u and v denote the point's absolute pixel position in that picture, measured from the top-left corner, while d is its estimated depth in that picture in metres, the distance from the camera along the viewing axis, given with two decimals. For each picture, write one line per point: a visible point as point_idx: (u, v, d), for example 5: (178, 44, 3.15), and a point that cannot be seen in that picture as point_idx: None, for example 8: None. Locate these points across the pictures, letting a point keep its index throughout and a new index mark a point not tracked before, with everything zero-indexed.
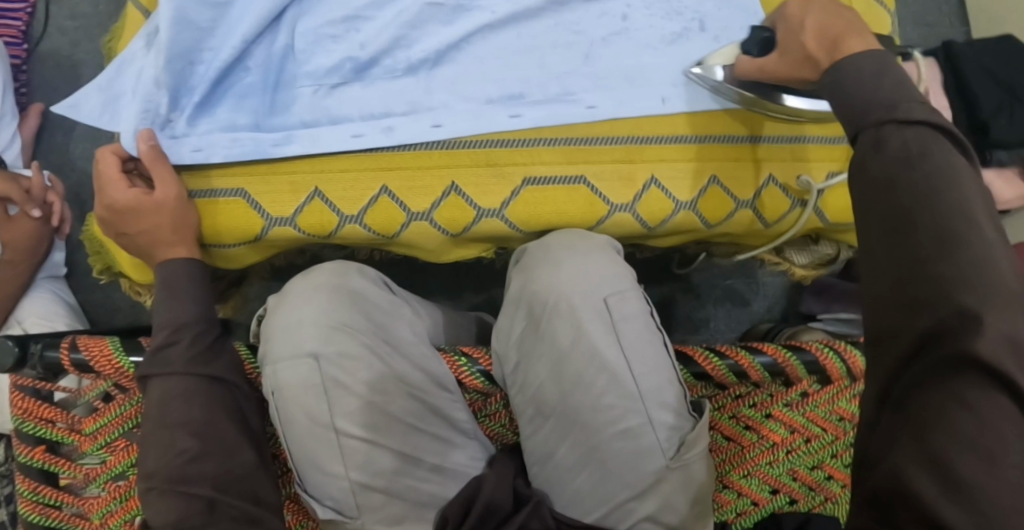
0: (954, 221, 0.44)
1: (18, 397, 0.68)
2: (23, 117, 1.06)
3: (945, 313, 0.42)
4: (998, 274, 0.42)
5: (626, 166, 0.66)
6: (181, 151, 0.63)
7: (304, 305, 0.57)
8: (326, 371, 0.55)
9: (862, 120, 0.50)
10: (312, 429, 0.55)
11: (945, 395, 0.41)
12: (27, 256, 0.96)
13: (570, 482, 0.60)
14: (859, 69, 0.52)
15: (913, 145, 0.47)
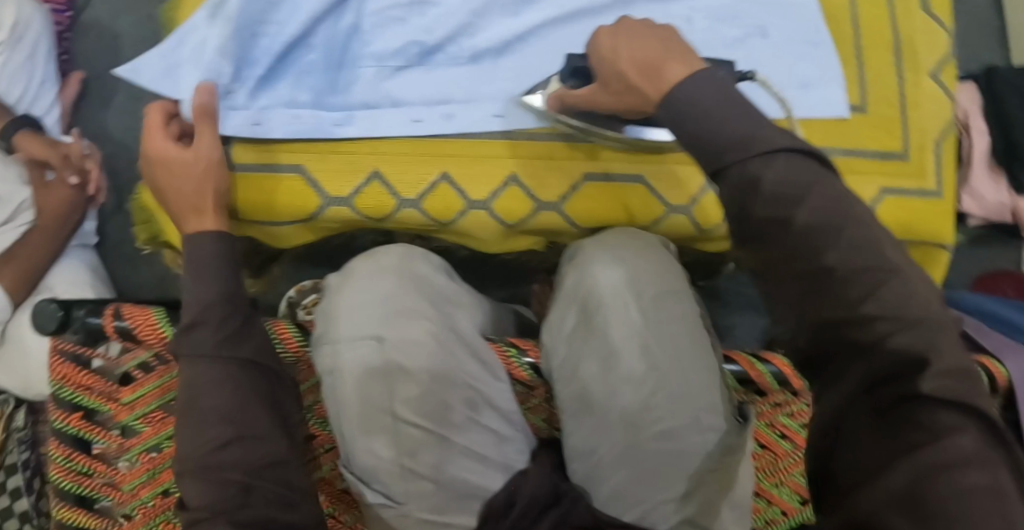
0: (865, 270, 0.44)
1: (57, 361, 0.67)
2: (63, 84, 1.05)
3: (887, 358, 0.42)
4: (910, 308, 0.43)
5: (684, 169, 0.66)
6: (239, 123, 0.63)
7: (369, 288, 0.58)
8: (386, 354, 0.56)
9: (720, 160, 0.47)
10: (366, 413, 0.55)
11: (907, 428, 0.41)
12: (61, 224, 0.96)
13: (611, 482, 0.59)
14: (700, 92, 0.48)
15: (795, 179, 0.45)
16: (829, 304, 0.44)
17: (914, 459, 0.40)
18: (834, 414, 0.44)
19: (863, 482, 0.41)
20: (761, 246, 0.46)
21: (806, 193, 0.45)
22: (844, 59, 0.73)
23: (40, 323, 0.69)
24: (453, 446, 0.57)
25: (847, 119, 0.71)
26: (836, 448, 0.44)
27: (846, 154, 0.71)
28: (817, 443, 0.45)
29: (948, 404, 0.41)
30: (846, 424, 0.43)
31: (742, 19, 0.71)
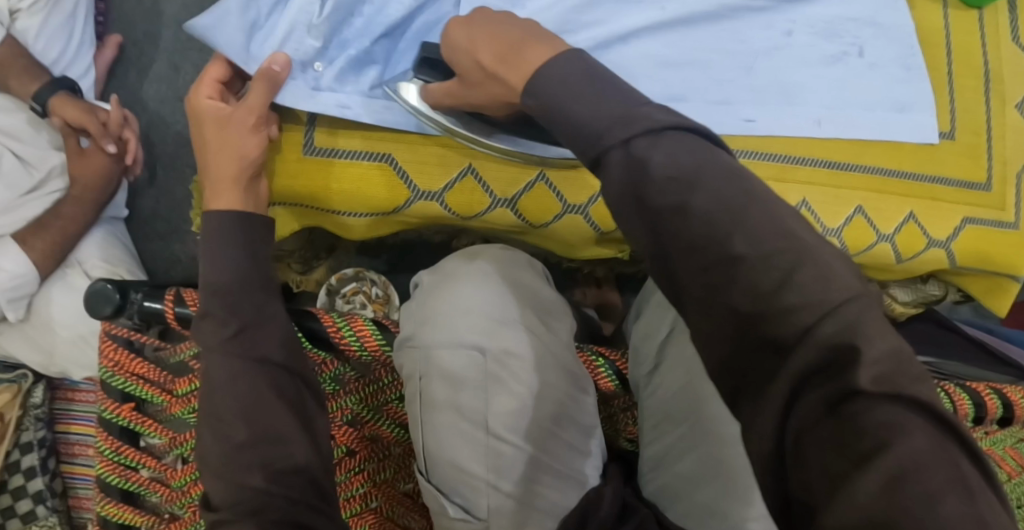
0: (769, 239, 0.43)
1: (110, 347, 0.65)
2: (98, 48, 1.01)
3: (820, 342, 0.40)
4: (829, 295, 0.41)
5: (777, 185, 0.67)
6: (327, 105, 0.62)
7: (466, 293, 0.59)
8: (484, 363, 0.56)
9: (601, 142, 0.47)
10: (458, 421, 0.55)
11: (846, 432, 0.38)
12: (97, 195, 0.91)
13: (691, 497, 0.59)
14: (560, 78, 0.49)
15: (684, 159, 0.45)
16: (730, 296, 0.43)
17: (882, 465, 0.37)
18: (776, 436, 0.40)
19: (835, 501, 0.37)
20: (675, 228, 0.45)
21: (692, 180, 0.45)
22: (935, 85, 0.71)
23: (93, 307, 0.65)
24: (540, 465, 0.56)
25: (936, 146, 0.69)
26: (798, 472, 0.39)
27: (934, 182, 0.70)
28: (778, 469, 0.41)
29: (892, 399, 0.38)
30: (797, 439, 0.39)
31: (840, 35, 0.70)
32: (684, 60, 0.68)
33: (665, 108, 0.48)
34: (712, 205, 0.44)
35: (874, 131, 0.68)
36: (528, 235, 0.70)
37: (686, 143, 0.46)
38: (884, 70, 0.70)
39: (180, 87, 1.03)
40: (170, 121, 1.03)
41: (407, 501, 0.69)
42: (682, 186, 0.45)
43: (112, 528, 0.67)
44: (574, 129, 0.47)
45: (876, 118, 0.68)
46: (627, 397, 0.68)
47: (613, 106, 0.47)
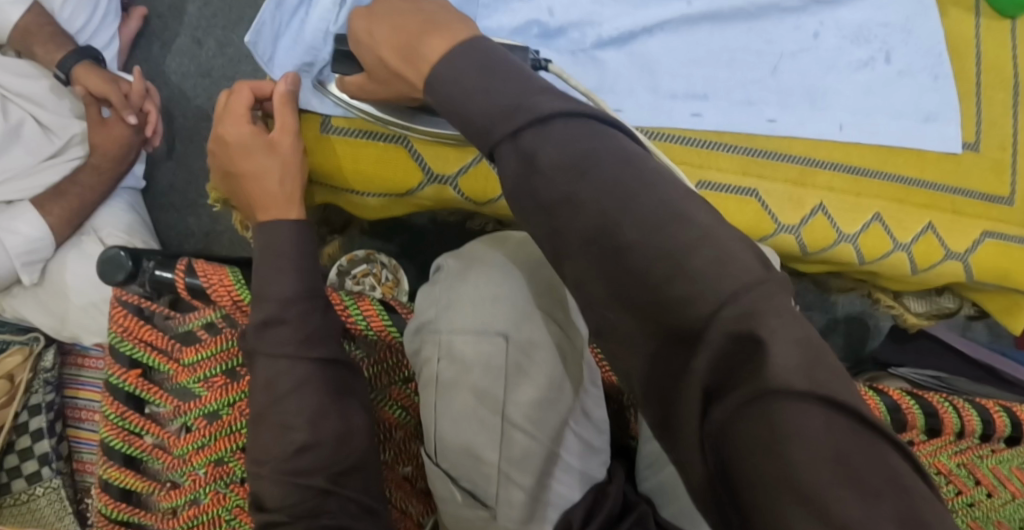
0: (656, 223, 0.44)
1: (121, 313, 0.66)
2: (124, 20, 1.02)
3: (720, 332, 0.40)
4: (714, 285, 0.41)
5: (797, 188, 0.66)
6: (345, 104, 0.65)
7: (493, 279, 0.58)
8: (510, 353, 0.56)
9: (491, 135, 0.48)
10: (478, 408, 0.55)
11: (767, 434, 0.38)
12: (116, 165, 0.92)
13: (687, 496, 0.59)
14: (457, 71, 0.50)
15: (570, 145, 0.47)
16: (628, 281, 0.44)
17: (804, 463, 0.37)
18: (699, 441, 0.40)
19: (768, 505, 0.37)
20: (567, 217, 0.46)
21: (577, 166, 0.46)
22: (962, 95, 0.70)
23: (106, 273, 0.66)
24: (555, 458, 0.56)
25: (960, 157, 0.68)
26: (726, 480, 0.39)
27: (955, 194, 0.69)
28: (704, 475, 0.40)
29: (806, 398, 0.38)
30: (717, 439, 0.39)
31: (870, 39, 0.69)
32: (710, 58, 0.67)
33: (555, 91, 0.49)
34: (606, 185, 0.45)
35: (897, 138, 0.67)
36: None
37: (575, 128, 0.47)
38: (915, 79, 0.69)
39: (202, 62, 1.04)
40: (191, 95, 1.04)
41: (406, 485, 0.67)
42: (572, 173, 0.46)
43: (112, 492, 0.66)
44: (465, 122, 0.49)
45: (901, 127, 0.67)
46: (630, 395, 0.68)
47: (505, 95, 0.48)
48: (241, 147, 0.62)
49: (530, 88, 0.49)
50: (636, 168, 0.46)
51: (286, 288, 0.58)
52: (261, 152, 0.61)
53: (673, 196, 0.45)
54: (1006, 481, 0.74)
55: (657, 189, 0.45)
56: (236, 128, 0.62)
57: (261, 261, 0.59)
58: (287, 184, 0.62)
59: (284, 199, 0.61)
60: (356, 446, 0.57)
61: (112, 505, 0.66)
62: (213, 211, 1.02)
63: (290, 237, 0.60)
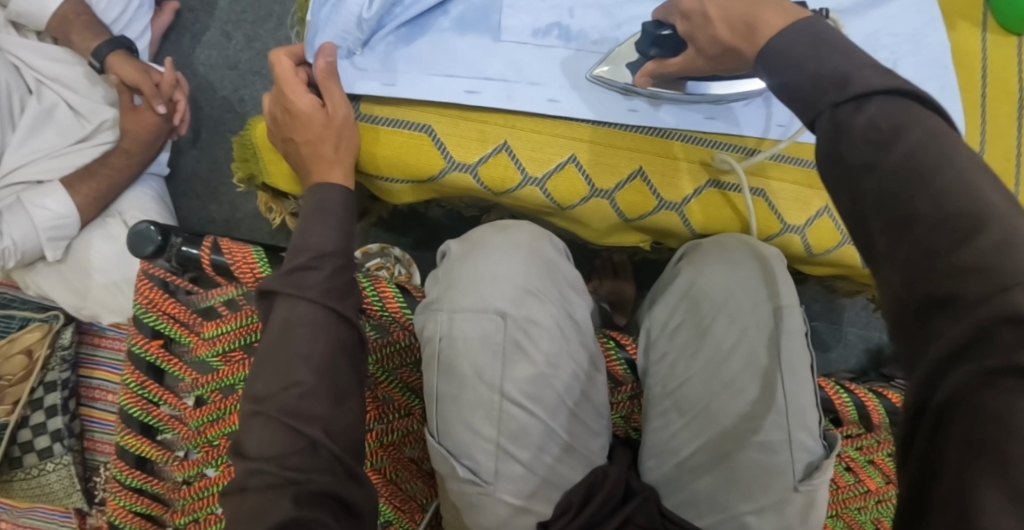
0: (957, 200, 0.39)
1: (146, 286, 0.68)
2: (156, 13, 1.05)
3: (997, 314, 0.36)
4: (1010, 267, 0.37)
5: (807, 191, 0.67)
6: (373, 85, 0.65)
7: (496, 261, 0.61)
8: (508, 331, 0.59)
9: (814, 104, 0.45)
10: (477, 385, 0.58)
11: (996, 405, 0.35)
12: (144, 149, 0.95)
13: (690, 485, 0.61)
14: (790, 44, 0.47)
15: (891, 120, 0.42)
16: (919, 251, 0.40)
17: (1016, 439, 0.35)
18: (921, 394, 0.38)
19: (960, 465, 0.36)
20: (862, 184, 0.43)
21: (894, 138, 0.42)
22: (968, 106, 0.72)
23: (136, 247, 0.68)
24: (551, 435, 0.58)
25: None
26: (929, 438, 0.38)
27: None
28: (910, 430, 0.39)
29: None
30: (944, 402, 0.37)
31: (876, 50, 0.71)
32: None
33: (883, 70, 0.44)
34: (912, 158, 0.41)
35: None
36: (555, 217, 0.71)
37: (900, 105, 0.43)
38: (925, 89, 0.70)
39: (231, 56, 1.07)
40: (218, 87, 1.07)
41: (412, 466, 0.70)
42: (888, 141, 0.42)
43: (128, 460, 0.69)
44: (794, 94, 0.46)
45: None
46: (635, 385, 0.70)
47: (834, 64, 0.45)
48: (297, 115, 0.63)
49: (859, 63, 0.45)
50: (942, 148, 0.41)
51: (324, 243, 0.61)
52: (319, 124, 0.63)
53: (972, 170, 0.40)
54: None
55: (955, 156, 0.41)
56: (295, 96, 0.63)
57: (311, 217, 0.62)
58: (341, 151, 0.64)
59: (334, 161, 0.64)
60: (357, 408, 0.58)
61: (126, 471, 0.69)
62: (234, 200, 1.05)
63: (338, 199, 0.63)
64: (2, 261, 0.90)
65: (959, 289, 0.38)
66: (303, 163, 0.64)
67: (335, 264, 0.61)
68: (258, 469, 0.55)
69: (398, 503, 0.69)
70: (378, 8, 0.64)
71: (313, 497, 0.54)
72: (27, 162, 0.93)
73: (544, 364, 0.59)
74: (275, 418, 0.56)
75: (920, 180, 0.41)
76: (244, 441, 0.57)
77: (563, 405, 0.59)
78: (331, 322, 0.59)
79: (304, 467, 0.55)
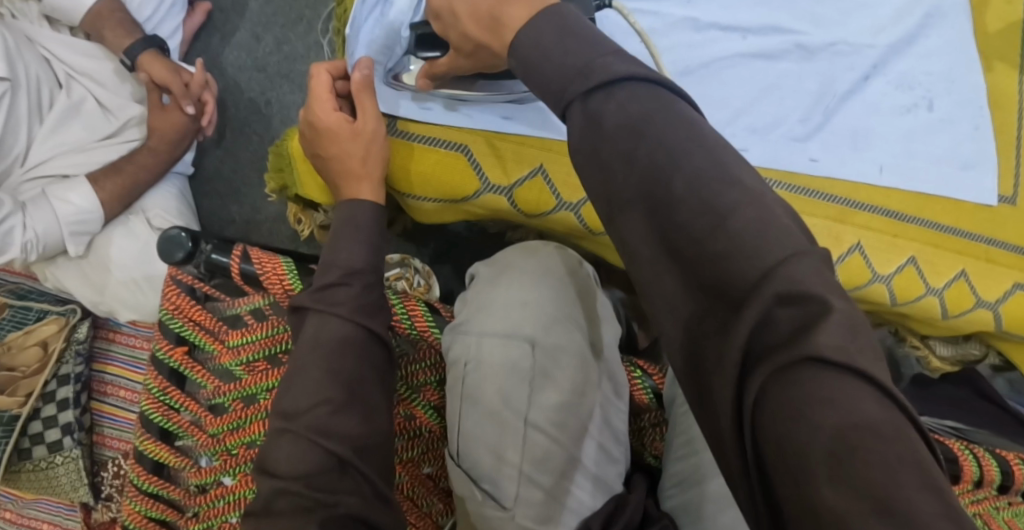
0: (707, 182, 0.41)
1: (173, 291, 0.67)
2: (188, 12, 1.05)
3: (772, 293, 0.37)
4: (762, 250, 0.38)
5: (836, 226, 0.68)
6: (411, 105, 0.65)
7: (527, 288, 0.61)
8: (536, 357, 0.58)
9: (564, 94, 0.46)
10: (502, 410, 0.57)
11: (795, 399, 0.35)
12: (170, 148, 0.95)
13: (717, 518, 0.60)
14: (538, 37, 0.47)
15: (635, 107, 0.44)
16: (685, 240, 0.41)
17: (827, 428, 0.34)
18: (735, 414, 0.37)
19: (791, 474, 0.35)
20: (624, 174, 0.44)
21: (642, 129, 0.43)
22: (1002, 149, 0.71)
23: (165, 252, 0.68)
24: (574, 462, 0.57)
25: (995, 208, 0.69)
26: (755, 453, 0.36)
27: (987, 243, 0.70)
28: (740, 455, 0.37)
29: (840, 371, 0.35)
30: (753, 410, 0.36)
31: (913, 87, 0.70)
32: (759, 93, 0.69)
33: (627, 57, 0.46)
34: (659, 147, 0.43)
35: (937, 183, 0.68)
36: (586, 240, 0.70)
37: (645, 94, 0.44)
38: (959, 128, 0.70)
39: (260, 58, 1.07)
40: (245, 89, 1.07)
41: (429, 483, 0.70)
42: (636, 129, 0.43)
43: (146, 464, 0.69)
44: (540, 85, 0.47)
45: (942, 173, 0.69)
46: (660, 414, 0.69)
47: (580, 53, 0.46)
48: (328, 132, 0.63)
49: (606, 49, 0.46)
50: (691, 128, 0.43)
51: (356, 260, 0.61)
52: (346, 137, 0.63)
53: (730, 157, 0.42)
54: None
55: (702, 137, 0.43)
56: (323, 114, 0.63)
57: (341, 232, 0.62)
58: (369, 166, 0.64)
59: (366, 178, 0.64)
60: (385, 428, 0.59)
61: (143, 476, 0.69)
62: (256, 202, 1.05)
63: (369, 215, 0.63)
64: (24, 254, 0.89)
65: (728, 276, 0.39)
66: (335, 178, 0.64)
67: (366, 281, 0.61)
68: (287, 488, 0.55)
69: (416, 520, 0.68)
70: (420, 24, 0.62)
71: (341, 517, 0.53)
72: (54, 156, 0.94)
73: (571, 392, 0.58)
74: (303, 435, 0.56)
75: (679, 164, 0.42)
76: (272, 456, 0.56)
77: (588, 432, 0.58)
78: (361, 340, 0.59)
79: (333, 486, 0.55)
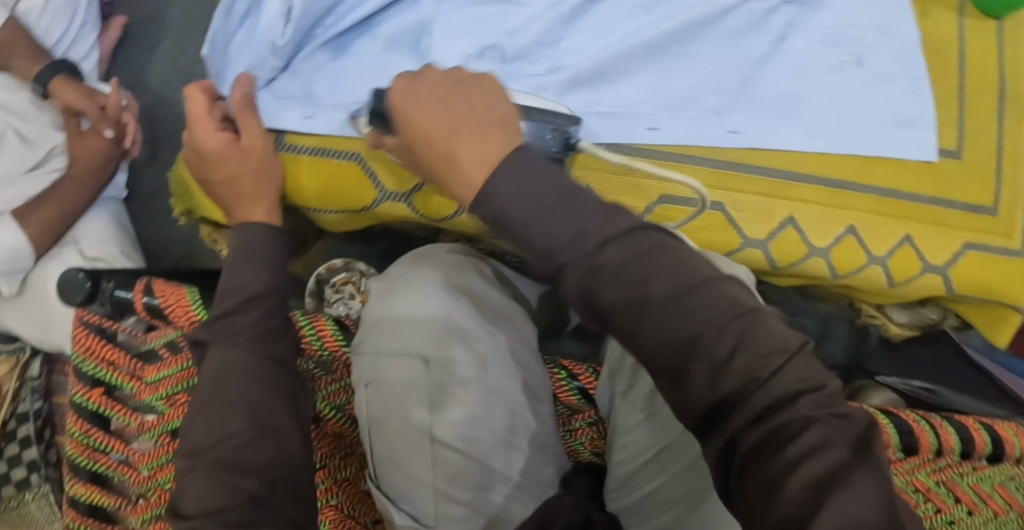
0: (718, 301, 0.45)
1: (82, 334, 0.65)
2: (103, 30, 1.01)
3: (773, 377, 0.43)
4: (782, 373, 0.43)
5: (768, 202, 0.62)
6: (293, 117, 0.62)
7: (417, 301, 0.57)
8: (432, 374, 0.54)
9: (560, 257, 0.46)
10: (406, 431, 0.53)
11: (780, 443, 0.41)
12: (95, 174, 0.92)
13: (656, 519, 0.57)
14: (510, 188, 0.46)
15: (642, 258, 0.45)
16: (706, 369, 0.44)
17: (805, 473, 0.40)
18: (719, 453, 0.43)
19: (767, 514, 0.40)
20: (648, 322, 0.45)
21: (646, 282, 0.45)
22: (942, 100, 0.66)
23: (66, 294, 0.66)
24: (494, 474, 0.54)
25: (934, 164, 0.64)
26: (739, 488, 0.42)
27: (935, 205, 0.64)
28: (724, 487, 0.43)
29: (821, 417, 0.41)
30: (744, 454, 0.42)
31: (843, 43, 0.64)
32: (669, 69, 0.62)
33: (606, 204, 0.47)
34: (674, 289, 0.45)
35: (874, 147, 0.63)
36: (500, 241, 0.67)
37: (638, 237, 0.46)
38: (896, 85, 0.64)
39: (183, 70, 1.04)
40: (173, 102, 1.04)
41: (369, 499, 0.68)
42: (645, 278, 0.45)
43: (80, 509, 0.67)
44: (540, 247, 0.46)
45: (878, 135, 0.63)
46: (593, 411, 0.65)
47: (563, 227, 0.45)
48: (212, 156, 0.59)
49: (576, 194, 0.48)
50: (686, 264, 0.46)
51: (254, 284, 0.58)
52: (234, 160, 0.60)
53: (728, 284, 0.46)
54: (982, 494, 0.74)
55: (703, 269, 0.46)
56: (205, 137, 0.59)
57: (235, 258, 0.59)
58: (262, 188, 0.61)
59: (260, 200, 0.61)
60: (300, 455, 0.56)
61: (79, 520, 0.67)
62: None
63: (266, 240, 0.60)
64: None
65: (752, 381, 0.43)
66: (226, 202, 0.61)
67: (268, 305, 0.59)
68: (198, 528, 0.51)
69: None
70: (293, 35, 0.61)
71: None
72: None
73: (477, 402, 0.54)
74: (210, 473, 0.52)
75: (691, 313, 0.45)
76: (178, 498, 0.53)
77: (504, 443, 0.55)
78: (264, 366, 0.57)
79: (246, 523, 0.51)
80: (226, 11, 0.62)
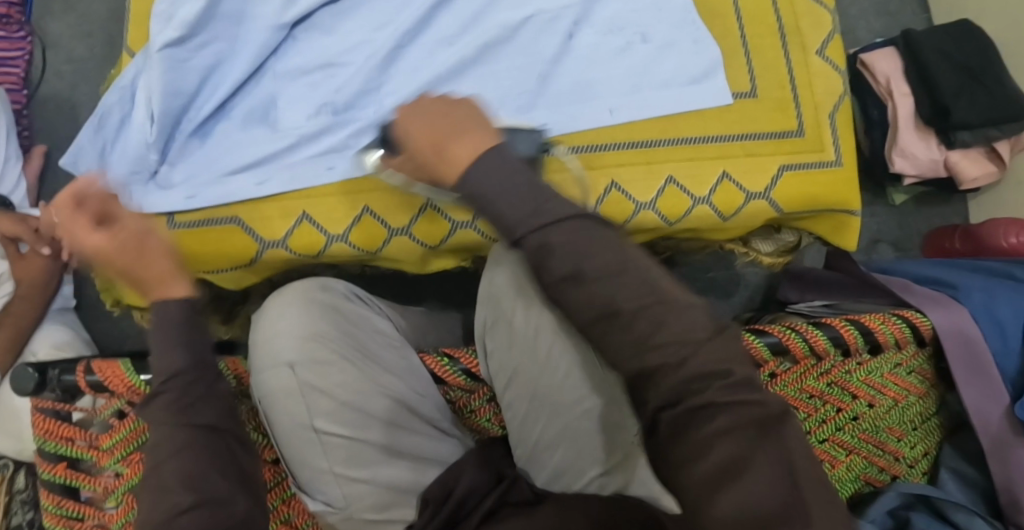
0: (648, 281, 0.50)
1: (40, 419, 0.72)
2: (26, 160, 1.11)
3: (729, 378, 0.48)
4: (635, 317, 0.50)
5: (589, 173, 0.72)
6: (175, 200, 0.70)
7: (276, 319, 0.63)
8: (300, 377, 0.61)
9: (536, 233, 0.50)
10: (295, 430, 0.61)
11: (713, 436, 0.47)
12: (40, 290, 1.01)
13: (550, 461, 0.66)
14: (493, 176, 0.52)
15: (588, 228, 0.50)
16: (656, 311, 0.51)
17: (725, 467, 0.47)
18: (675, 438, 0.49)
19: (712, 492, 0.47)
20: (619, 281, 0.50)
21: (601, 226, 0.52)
22: (729, 51, 0.78)
23: (19, 387, 0.72)
24: (383, 449, 0.64)
25: (734, 106, 0.75)
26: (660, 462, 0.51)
27: (744, 139, 0.75)
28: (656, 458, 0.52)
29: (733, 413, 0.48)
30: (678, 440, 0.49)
31: (625, 27, 0.76)
32: (485, 83, 0.73)
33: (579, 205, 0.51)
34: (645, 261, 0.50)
35: (674, 106, 0.74)
36: (376, 261, 0.76)
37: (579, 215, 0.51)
38: (679, 48, 0.76)
39: None
40: None
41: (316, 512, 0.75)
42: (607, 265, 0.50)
43: None
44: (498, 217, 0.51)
45: (674, 93, 0.74)
46: (487, 389, 0.70)
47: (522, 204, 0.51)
48: (96, 255, 0.59)
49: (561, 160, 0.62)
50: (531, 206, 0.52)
51: (176, 361, 0.57)
52: (131, 251, 0.58)
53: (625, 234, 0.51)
54: (884, 389, 0.82)
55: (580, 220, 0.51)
56: (88, 238, 0.58)
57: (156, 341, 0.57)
58: (154, 266, 0.58)
59: (168, 278, 0.59)
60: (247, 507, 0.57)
61: None
62: None
63: (184, 314, 0.58)
64: None
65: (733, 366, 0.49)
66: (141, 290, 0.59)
67: (187, 382, 0.57)
68: None
69: None
70: (160, 132, 0.69)
71: None
72: None
73: (353, 393, 0.63)
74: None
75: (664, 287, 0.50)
76: None
77: (385, 422, 0.64)
78: (198, 437, 0.56)
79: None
80: (97, 125, 0.72)
